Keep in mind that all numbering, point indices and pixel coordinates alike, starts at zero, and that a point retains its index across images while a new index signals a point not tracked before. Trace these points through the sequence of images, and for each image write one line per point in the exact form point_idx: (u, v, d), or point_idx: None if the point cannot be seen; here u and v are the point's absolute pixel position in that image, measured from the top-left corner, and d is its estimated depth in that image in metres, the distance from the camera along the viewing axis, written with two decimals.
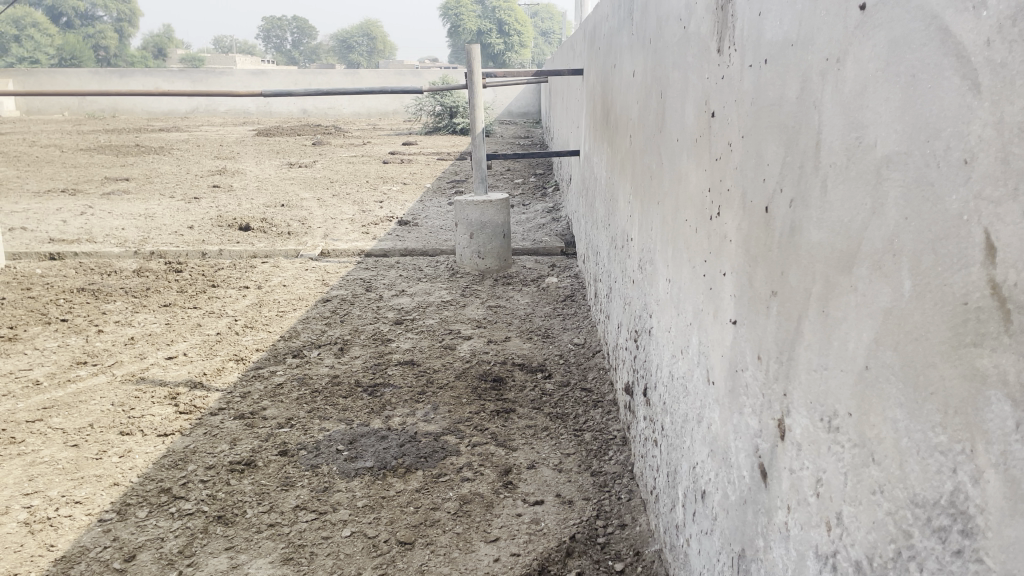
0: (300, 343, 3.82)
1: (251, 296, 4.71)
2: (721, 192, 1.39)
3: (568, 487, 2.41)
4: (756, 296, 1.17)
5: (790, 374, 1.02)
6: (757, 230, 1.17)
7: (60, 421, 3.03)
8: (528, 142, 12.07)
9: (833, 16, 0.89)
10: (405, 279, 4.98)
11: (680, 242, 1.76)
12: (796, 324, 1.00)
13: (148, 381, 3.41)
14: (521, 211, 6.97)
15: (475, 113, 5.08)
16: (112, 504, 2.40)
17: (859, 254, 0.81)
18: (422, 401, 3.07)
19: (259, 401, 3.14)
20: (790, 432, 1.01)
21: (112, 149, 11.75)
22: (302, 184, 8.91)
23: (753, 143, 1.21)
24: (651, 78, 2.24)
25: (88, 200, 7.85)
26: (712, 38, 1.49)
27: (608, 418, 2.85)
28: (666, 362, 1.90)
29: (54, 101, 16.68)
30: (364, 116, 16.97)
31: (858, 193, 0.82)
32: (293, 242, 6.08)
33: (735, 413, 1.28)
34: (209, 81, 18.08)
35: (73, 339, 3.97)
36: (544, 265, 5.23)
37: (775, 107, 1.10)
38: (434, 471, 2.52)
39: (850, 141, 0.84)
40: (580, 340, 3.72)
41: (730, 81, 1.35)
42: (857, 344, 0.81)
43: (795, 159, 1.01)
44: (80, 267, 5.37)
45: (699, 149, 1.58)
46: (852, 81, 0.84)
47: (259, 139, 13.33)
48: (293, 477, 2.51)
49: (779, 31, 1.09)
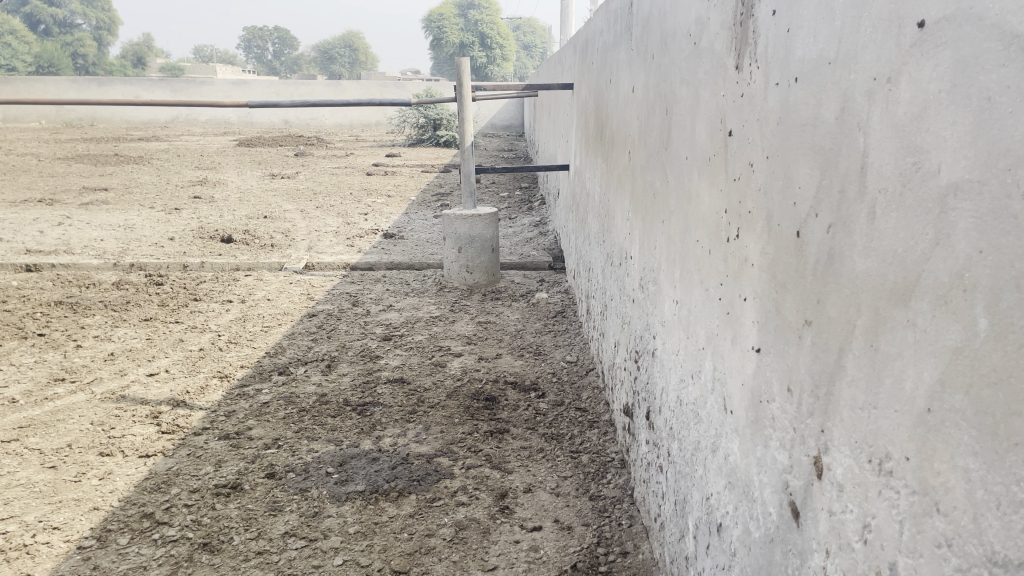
0: (286, 359, 3.73)
1: (235, 310, 4.61)
2: (740, 213, 1.34)
3: (566, 512, 2.34)
4: (785, 324, 1.12)
5: (828, 410, 0.97)
6: (785, 255, 1.12)
7: (37, 441, 2.92)
8: (513, 155, 12.08)
9: (882, 33, 0.85)
10: (392, 293, 4.91)
11: (690, 264, 1.70)
12: (835, 358, 0.95)
13: (129, 399, 3.30)
14: (508, 225, 6.92)
15: (465, 125, 5.02)
16: (92, 530, 2.31)
17: (917, 287, 0.76)
18: (413, 421, 2.99)
19: (245, 420, 3.05)
20: (829, 472, 0.96)
21: (91, 158, 11.58)
22: (285, 195, 8.82)
23: (780, 164, 1.16)
24: (653, 93, 2.19)
25: (66, 210, 7.70)
26: (728, 54, 1.45)
27: (605, 439, 2.79)
28: (673, 387, 1.84)
29: (31, 108, 16.43)
30: (346, 127, 16.88)
31: (914, 223, 0.77)
32: (277, 255, 5.98)
33: (759, 445, 1.22)
34: (190, 90, 17.93)
35: (50, 354, 3.85)
36: (533, 280, 5.18)
37: (808, 126, 1.05)
38: (427, 495, 2.44)
39: (905, 166, 0.79)
40: (573, 357, 3.66)
41: (751, 98, 1.30)
42: (916, 384, 0.76)
43: (833, 182, 0.96)
44: (58, 279, 5.25)
45: (712, 169, 1.54)
46: (907, 103, 0.79)
47: (240, 149, 13.21)
48: (281, 502, 2.42)
49: (813, 49, 1.04)
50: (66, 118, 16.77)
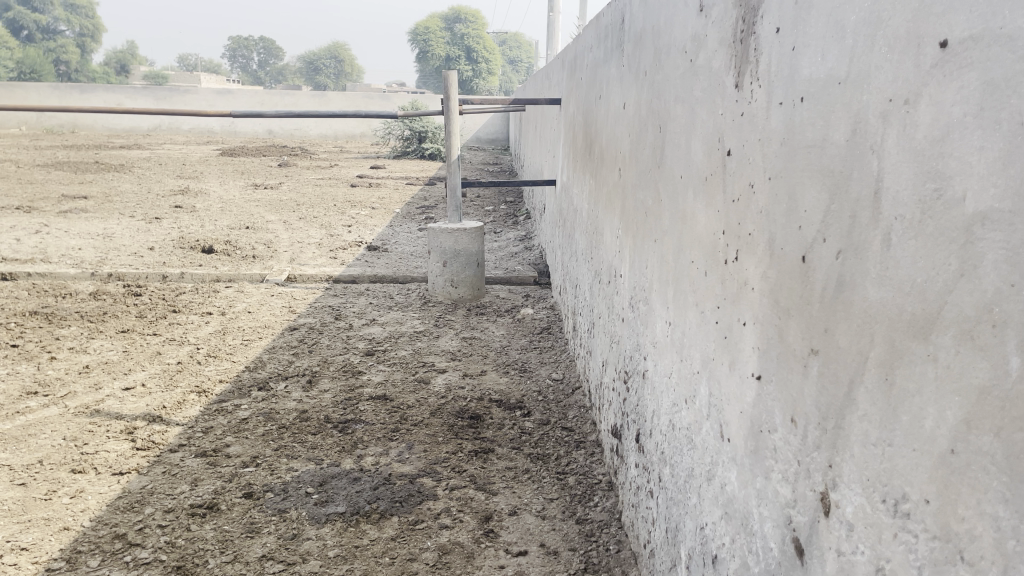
0: (266, 374, 3.65)
1: (215, 322, 4.53)
2: (740, 235, 1.30)
3: (552, 537, 2.29)
4: (788, 352, 1.08)
5: (837, 445, 0.92)
6: (790, 281, 1.08)
7: (6, 456, 2.82)
8: (498, 169, 12.06)
9: (899, 53, 0.81)
10: (375, 307, 4.85)
11: (685, 285, 1.66)
12: (845, 390, 0.91)
13: (104, 413, 3.21)
14: (493, 239, 6.88)
15: (451, 139, 4.98)
16: (61, 551, 2.22)
17: (939, 320, 0.73)
18: (396, 439, 2.93)
19: (222, 437, 2.97)
20: (838, 510, 0.91)
21: (72, 166, 11.46)
22: (269, 206, 8.75)
23: (784, 187, 1.12)
24: (646, 111, 2.16)
25: (44, 218, 7.58)
26: (728, 72, 1.41)
27: (591, 460, 2.75)
28: (665, 410, 1.80)
29: (11, 115, 16.28)
30: (331, 139, 16.81)
31: (935, 253, 0.74)
32: (258, 266, 5.91)
33: (759, 476, 1.18)
34: (173, 99, 17.84)
35: (23, 366, 3.75)
36: (518, 296, 5.13)
37: (816, 146, 1.01)
38: (410, 518, 2.38)
39: (925, 194, 0.75)
40: (559, 375, 3.61)
41: (752, 118, 1.26)
42: (937, 422, 0.72)
43: (843, 208, 0.93)
44: (34, 288, 5.14)
45: (709, 189, 1.50)
46: (927, 126, 0.75)
47: (223, 158, 13.12)
48: (258, 523, 2.35)
49: (821, 67, 1.00)
50: (47, 125, 16.68)
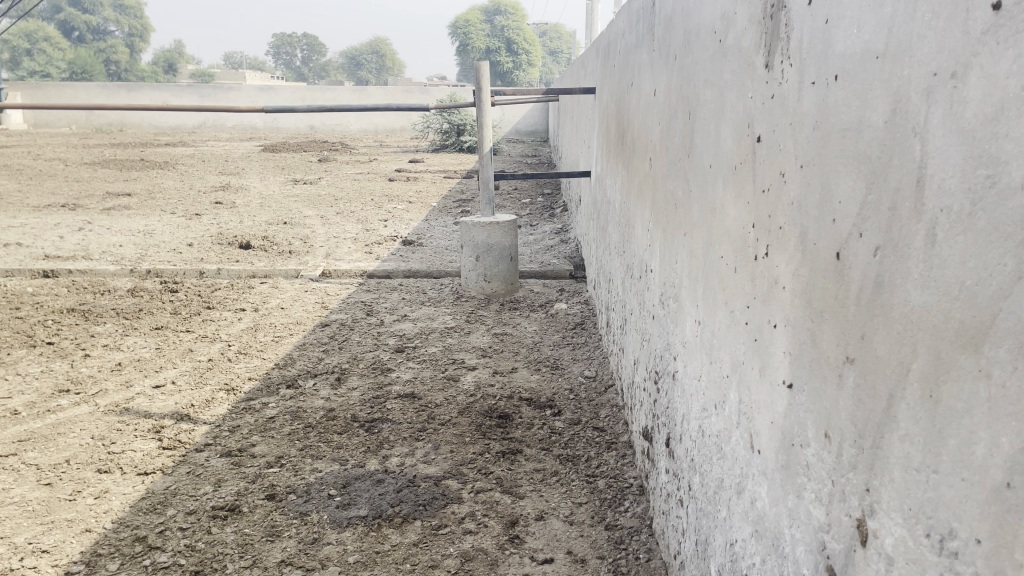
0: (295, 372, 3.61)
1: (247, 319, 4.51)
2: (770, 230, 1.19)
3: (580, 544, 2.20)
4: (821, 359, 0.97)
5: (875, 467, 0.82)
6: (823, 281, 0.97)
7: (35, 456, 2.82)
8: (536, 161, 11.97)
9: (943, 22, 0.71)
10: (408, 303, 4.79)
11: (714, 282, 1.56)
12: (884, 405, 0.80)
13: (133, 412, 3.20)
14: (529, 232, 6.79)
15: (484, 131, 4.88)
16: (82, 554, 2.20)
17: (992, 330, 0.63)
18: (422, 439, 2.86)
19: (249, 436, 2.94)
20: (876, 540, 0.81)
21: (117, 164, 11.63)
22: (307, 201, 8.77)
23: (817, 175, 1.01)
24: (676, 97, 2.04)
25: (88, 215, 7.69)
26: (757, 51, 1.30)
27: (622, 463, 2.64)
28: (694, 415, 1.70)
29: (62, 114, 16.69)
30: (371, 133, 16.86)
31: (989, 253, 0.63)
32: (294, 262, 5.89)
33: (790, 494, 1.07)
34: (216, 96, 18.06)
35: (57, 364, 3.77)
36: (552, 290, 5.04)
37: (851, 129, 0.90)
38: (433, 522, 2.31)
39: (976, 182, 0.65)
40: (591, 372, 3.51)
41: (782, 100, 1.15)
42: (990, 449, 0.63)
43: (881, 198, 0.82)
44: (73, 286, 5.19)
45: (739, 179, 1.39)
46: (977, 104, 0.65)
47: (264, 154, 13.22)
48: (279, 526, 2.30)
49: (856, 41, 0.90)
50: (97, 124, 17.01)
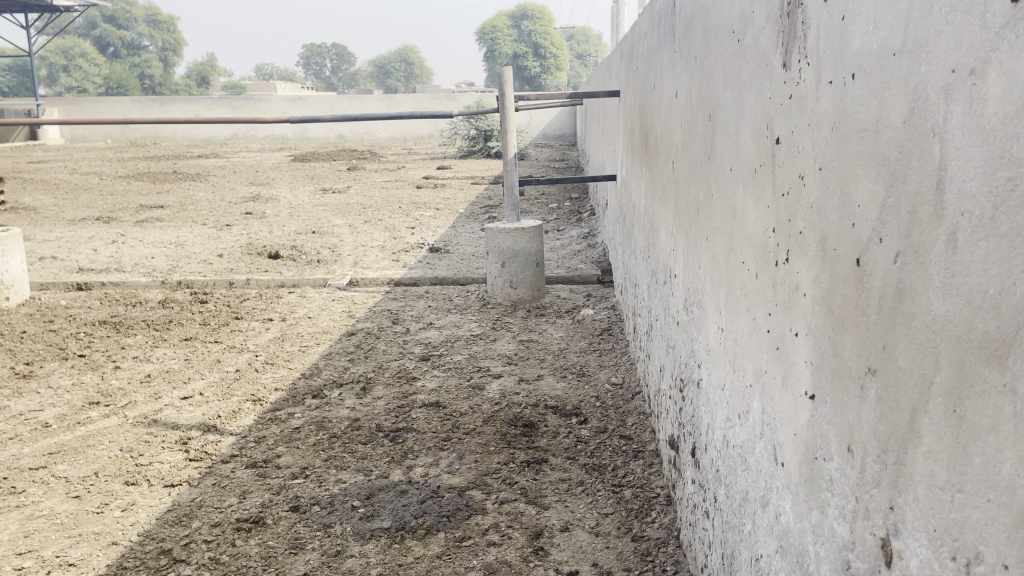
0: (321, 382, 3.61)
1: (275, 329, 4.53)
2: (790, 234, 1.15)
3: (605, 555, 2.16)
4: (844, 370, 0.93)
5: (898, 484, 0.78)
6: (843, 289, 0.93)
7: (65, 468, 2.85)
8: (563, 165, 11.96)
9: (961, 15, 0.67)
10: (434, 310, 4.79)
11: (736, 289, 1.51)
12: (908, 419, 0.75)
13: (161, 424, 3.22)
14: (556, 237, 6.76)
15: (508, 137, 4.85)
16: (108, 567, 2.21)
17: (1019, 342, 0.59)
18: (447, 449, 2.84)
19: (274, 447, 2.94)
20: (902, 561, 0.77)
21: (151, 176, 11.82)
22: (335, 210, 8.83)
23: (836, 178, 0.96)
24: (697, 99, 2.00)
25: (122, 228, 7.80)
26: (775, 51, 1.26)
27: (649, 472, 2.60)
28: (719, 425, 1.65)
29: (98, 129, 17.03)
30: (399, 140, 16.95)
31: (1012, 260, 0.59)
32: (322, 271, 5.92)
33: (814, 510, 1.03)
34: (247, 107, 18.29)
35: (88, 376, 3.81)
36: (579, 295, 5.00)
37: (870, 130, 0.86)
38: (457, 534, 2.28)
39: (998, 185, 0.61)
40: (618, 379, 3.47)
41: (801, 100, 1.11)
42: (1017, 471, 0.59)
43: (901, 201, 0.77)
44: (106, 298, 5.26)
45: (759, 181, 1.34)
46: (998, 101, 0.61)
47: (293, 164, 13.36)
48: (303, 538, 2.29)
49: (873, 38, 0.85)
50: (132, 137, 17.33)
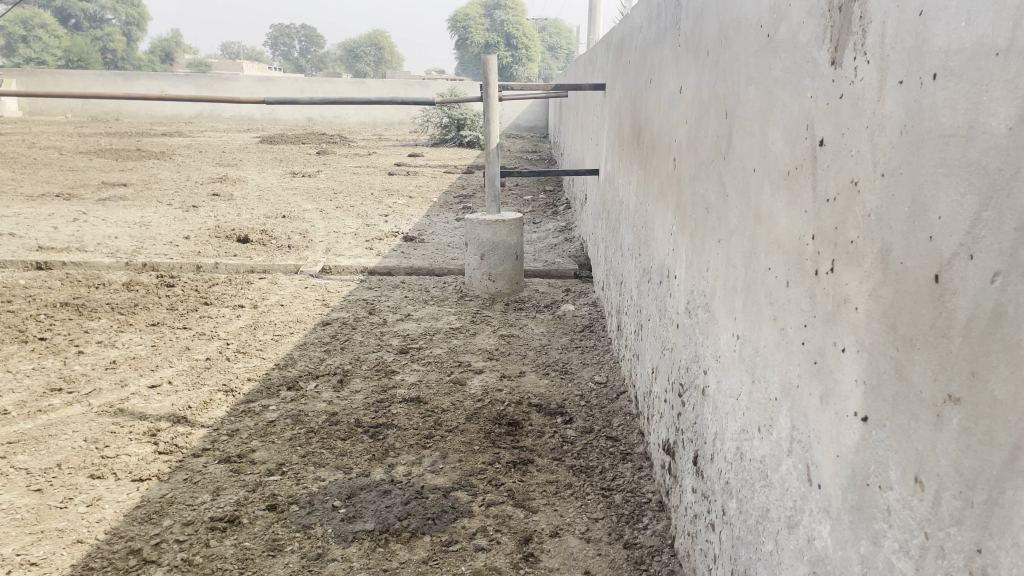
0: (297, 373, 3.49)
1: (246, 316, 4.39)
2: (837, 242, 1.08)
3: (598, 563, 2.09)
4: (911, 393, 0.86)
5: (989, 523, 0.72)
6: (913, 306, 0.86)
7: (24, 459, 2.70)
8: (536, 157, 11.88)
9: None
10: (411, 301, 4.67)
11: (758, 295, 1.45)
12: (1007, 455, 0.69)
13: (128, 414, 3.08)
14: (532, 229, 6.67)
15: (491, 126, 4.74)
16: (72, 568, 2.08)
17: None
18: (430, 447, 2.75)
19: (248, 441, 2.82)
20: None
21: (113, 153, 11.47)
22: (305, 195, 8.63)
23: (906, 187, 0.89)
24: (709, 96, 1.93)
25: (83, 205, 7.54)
26: (819, 46, 1.19)
27: (638, 476, 2.54)
28: (731, 436, 1.59)
29: (57, 103, 16.53)
30: (370, 126, 16.71)
31: None
32: (293, 257, 5.76)
33: (864, 539, 0.97)
34: (214, 85, 17.89)
35: (49, 361, 3.64)
36: (558, 290, 4.92)
37: (957, 135, 0.79)
38: (443, 538, 2.20)
39: None
40: (602, 378, 3.40)
41: (855, 100, 1.04)
42: None
43: (1003, 215, 0.71)
44: (67, 278, 5.05)
45: (794, 184, 1.28)
46: None
47: (261, 146, 13.08)
48: (281, 540, 2.19)
49: (964, 36, 0.78)
50: (92, 112, 16.82)
